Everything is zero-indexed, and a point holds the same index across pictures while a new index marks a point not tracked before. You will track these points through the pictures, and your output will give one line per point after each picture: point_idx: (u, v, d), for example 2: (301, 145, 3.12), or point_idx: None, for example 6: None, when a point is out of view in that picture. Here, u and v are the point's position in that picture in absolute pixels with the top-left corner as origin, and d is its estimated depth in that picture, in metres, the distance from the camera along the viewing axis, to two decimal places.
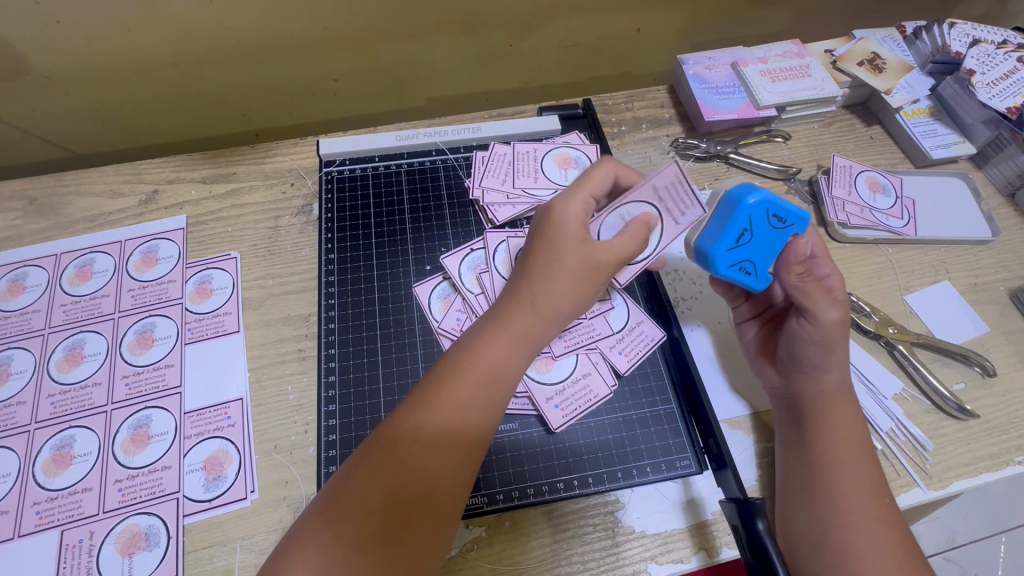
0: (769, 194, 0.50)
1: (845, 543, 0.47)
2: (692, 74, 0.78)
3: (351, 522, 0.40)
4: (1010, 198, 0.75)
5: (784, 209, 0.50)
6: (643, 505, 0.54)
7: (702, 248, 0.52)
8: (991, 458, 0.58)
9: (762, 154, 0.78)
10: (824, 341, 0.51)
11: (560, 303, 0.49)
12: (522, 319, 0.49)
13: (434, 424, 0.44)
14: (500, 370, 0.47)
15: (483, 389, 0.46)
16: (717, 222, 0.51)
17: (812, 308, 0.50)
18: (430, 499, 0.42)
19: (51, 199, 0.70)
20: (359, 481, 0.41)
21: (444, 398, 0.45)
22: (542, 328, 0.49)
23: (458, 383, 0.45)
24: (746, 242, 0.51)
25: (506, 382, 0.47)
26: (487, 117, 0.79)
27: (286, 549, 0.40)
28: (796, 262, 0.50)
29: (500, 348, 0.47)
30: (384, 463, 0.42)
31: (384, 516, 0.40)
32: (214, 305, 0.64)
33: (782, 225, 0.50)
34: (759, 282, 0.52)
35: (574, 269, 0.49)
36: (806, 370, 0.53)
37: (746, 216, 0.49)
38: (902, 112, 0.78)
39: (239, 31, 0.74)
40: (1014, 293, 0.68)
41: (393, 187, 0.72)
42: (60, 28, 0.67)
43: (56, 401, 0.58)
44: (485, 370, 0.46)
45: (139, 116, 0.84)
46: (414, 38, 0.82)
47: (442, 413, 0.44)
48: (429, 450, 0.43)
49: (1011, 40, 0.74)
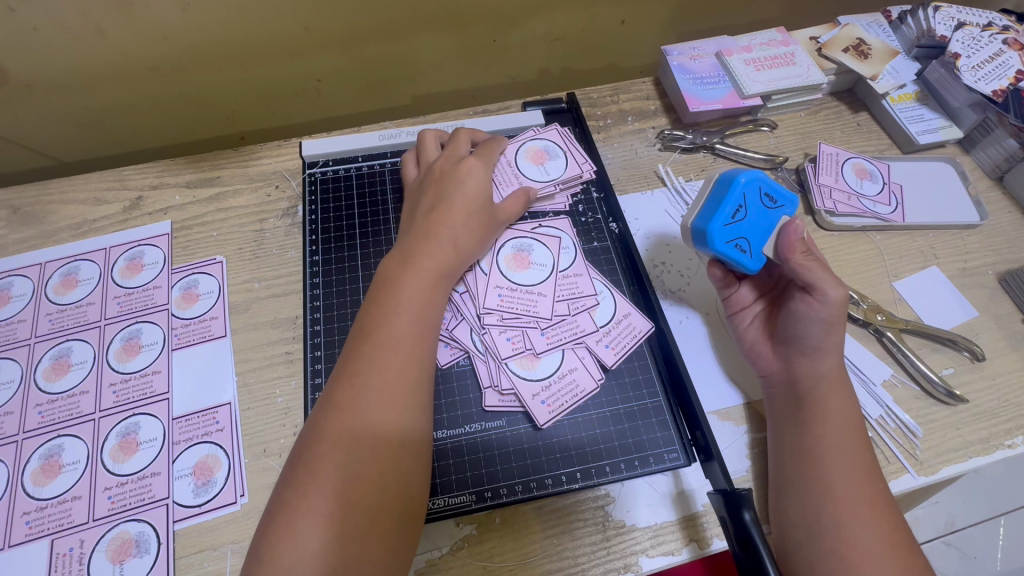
0: (760, 175, 0.54)
1: (837, 531, 0.46)
2: (676, 65, 0.77)
3: (329, 473, 0.43)
4: (999, 181, 0.75)
5: (774, 190, 0.54)
6: (634, 498, 0.55)
7: (699, 226, 0.55)
8: (982, 443, 0.58)
9: (748, 143, 0.78)
10: (830, 319, 0.51)
11: (468, 241, 0.58)
12: (433, 257, 0.56)
13: (372, 363, 0.48)
14: (423, 303, 0.53)
15: (409, 320, 0.51)
16: (712, 202, 0.55)
17: (818, 284, 0.51)
18: (394, 432, 0.46)
19: (34, 208, 0.69)
20: (325, 433, 0.45)
21: (374, 337, 0.50)
22: (451, 260, 0.57)
23: (388, 326, 0.50)
24: (741, 219, 0.54)
25: (432, 315, 0.53)
26: (471, 114, 0.78)
27: (274, 523, 0.42)
28: (798, 242, 0.52)
29: (415, 283, 0.53)
30: (340, 415, 0.46)
31: (364, 458, 0.44)
32: (201, 309, 0.64)
33: (774, 205, 0.54)
34: (754, 262, 0.54)
35: (472, 207, 0.60)
36: (807, 352, 0.53)
37: (738, 194, 0.53)
38: (888, 97, 0.78)
39: (218, 32, 0.73)
40: (1003, 277, 0.68)
41: (376, 187, 0.72)
42: (37, 35, 0.67)
43: (43, 410, 0.58)
44: (409, 303, 0.52)
45: (123, 121, 0.83)
46: (395, 36, 0.82)
47: (374, 352, 0.49)
48: (375, 393, 0.47)
49: (997, 22, 0.74)
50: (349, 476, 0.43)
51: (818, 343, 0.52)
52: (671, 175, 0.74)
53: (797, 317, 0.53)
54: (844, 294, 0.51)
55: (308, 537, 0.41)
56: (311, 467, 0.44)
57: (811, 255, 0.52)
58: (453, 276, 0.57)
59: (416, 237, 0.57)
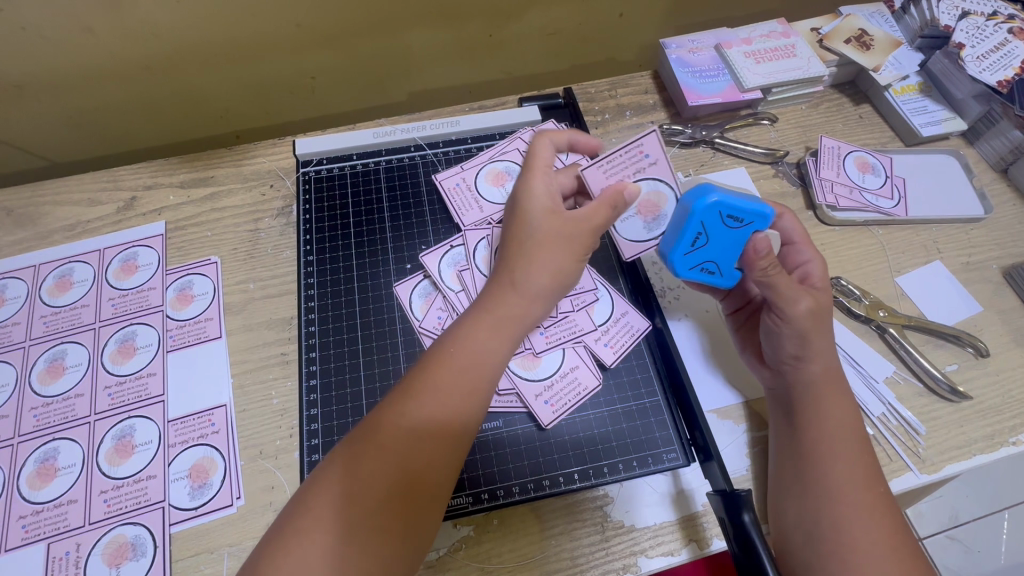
0: (723, 195, 0.50)
1: (838, 533, 0.46)
2: (675, 58, 0.76)
3: (352, 509, 0.41)
4: (1004, 173, 0.73)
5: (737, 209, 0.50)
6: (632, 499, 0.54)
7: (664, 253, 0.55)
8: (985, 440, 0.57)
9: (748, 137, 0.76)
10: (798, 332, 0.51)
11: (542, 280, 0.50)
12: (505, 304, 0.50)
13: (422, 411, 0.45)
14: (485, 353, 0.48)
15: (468, 374, 0.47)
16: (674, 226, 0.53)
17: (779, 300, 0.50)
18: (432, 485, 0.44)
19: (28, 210, 0.69)
20: (358, 472, 0.42)
21: (431, 386, 0.46)
22: (528, 308, 0.51)
23: (444, 370, 0.46)
24: (703, 244, 0.52)
25: (492, 365, 0.48)
26: (467, 111, 0.77)
27: (277, 541, 0.40)
28: (762, 258, 0.50)
29: (484, 333, 0.49)
30: (374, 450, 0.43)
31: (376, 495, 0.41)
32: (196, 311, 0.63)
33: (739, 224, 0.51)
34: (727, 279, 0.54)
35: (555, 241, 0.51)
36: (786, 360, 0.52)
37: (697, 222, 0.51)
38: (890, 89, 0.76)
39: (211, 30, 0.73)
40: (1008, 271, 0.66)
41: (371, 186, 0.71)
42: (26, 34, 0.66)
43: (38, 413, 0.57)
44: (469, 350, 0.48)
45: (117, 119, 0.83)
46: (389, 31, 0.81)
47: (428, 402, 0.45)
48: (417, 438, 0.44)
49: (1002, 11, 0.72)
50: (357, 499, 0.41)
51: (792, 355, 0.51)
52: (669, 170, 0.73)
53: (767, 329, 0.53)
54: (811, 304, 0.50)
55: (313, 562, 0.39)
56: (322, 484, 0.42)
57: (777, 272, 0.50)
58: (529, 323, 0.51)
59: (490, 284, 0.52)
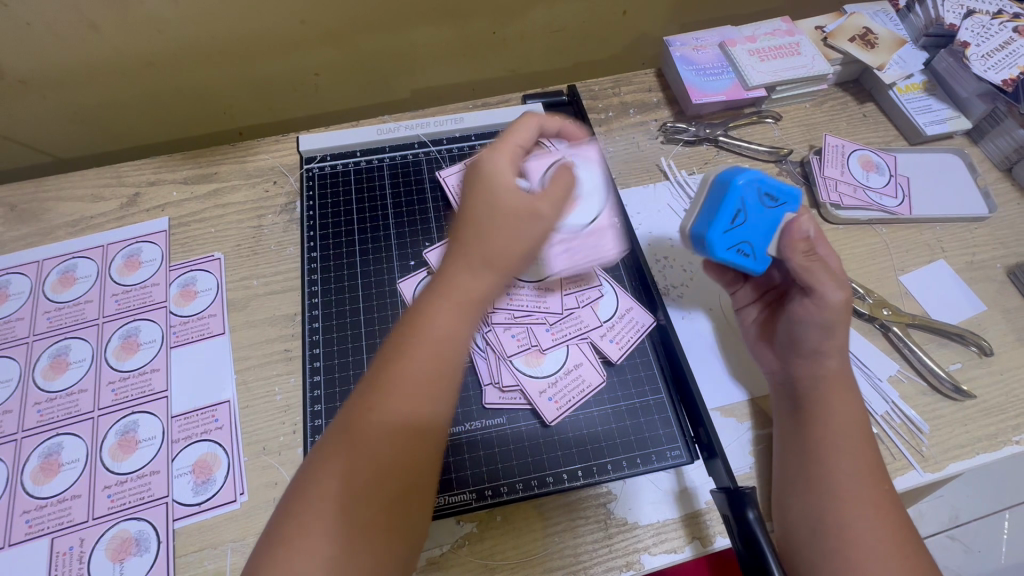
0: (758, 174, 0.50)
1: (842, 530, 0.46)
2: (679, 56, 0.76)
3: (347, 508, 0.40)
4: (1008, 172, 0.73)
5: (774, 188, 0.50)
6: (635, 496, 0.54)
7: (699, 233, 0.52)
8: (989, 438, 0.57)
9: (752, 136, 0.76)
10: (827, 322, 0.50)
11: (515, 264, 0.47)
12: (467, 287, 0.46)
13: (391, 405, 0.42)
14: (451, 338, 0.45)
15: (430, 360, 0.44)
16: (711, 205, 0.51)
17: (816, 287, 0.50)
18: (411, 475, 0.42)
19: (31, 206, 0.69)
20: (335, 470, 0.41)
21: (394, 377, 0.43)
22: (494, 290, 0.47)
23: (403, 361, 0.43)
24: (742, 222, 0.50)
25: (457, 350, 0.45)
26: (470, 108, 0.77)
27: (269, 548, 0.39)
28: (800, 240, 0.49)
29: (446, 319, 0.45)
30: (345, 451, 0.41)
31: (356, 493, 0.40)
32: (200, 307, 0.63)
33: (774, 203, 0.50)
34: (759, 264, 0.51)
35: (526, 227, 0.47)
36: (807, 353, 0.52)
37: (737, 197, 0.50)
38: (895, 87, 0.76)
39: (215, 26, 0.73)
40: (1012, 271, 0.66)
41: (374, 183, 0.71)
42: (30, 30, 0.66)
43: (42, 408, 0.57)
44: (430, 340, 0.44)
45: (121, 115, 0.83)
46: (394, 28, 0.81)
47: (394, 395, 0.43)
48: (384, 432, 0.42)
49: (1008, 9, 0.72)
50: (342, 499, 0.40)
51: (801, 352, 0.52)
52: (673, 168, 0.73)
53: (795, 318, 0.52)
54: (845, 296, 0.50)
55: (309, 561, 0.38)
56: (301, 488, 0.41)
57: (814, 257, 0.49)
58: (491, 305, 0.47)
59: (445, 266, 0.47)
